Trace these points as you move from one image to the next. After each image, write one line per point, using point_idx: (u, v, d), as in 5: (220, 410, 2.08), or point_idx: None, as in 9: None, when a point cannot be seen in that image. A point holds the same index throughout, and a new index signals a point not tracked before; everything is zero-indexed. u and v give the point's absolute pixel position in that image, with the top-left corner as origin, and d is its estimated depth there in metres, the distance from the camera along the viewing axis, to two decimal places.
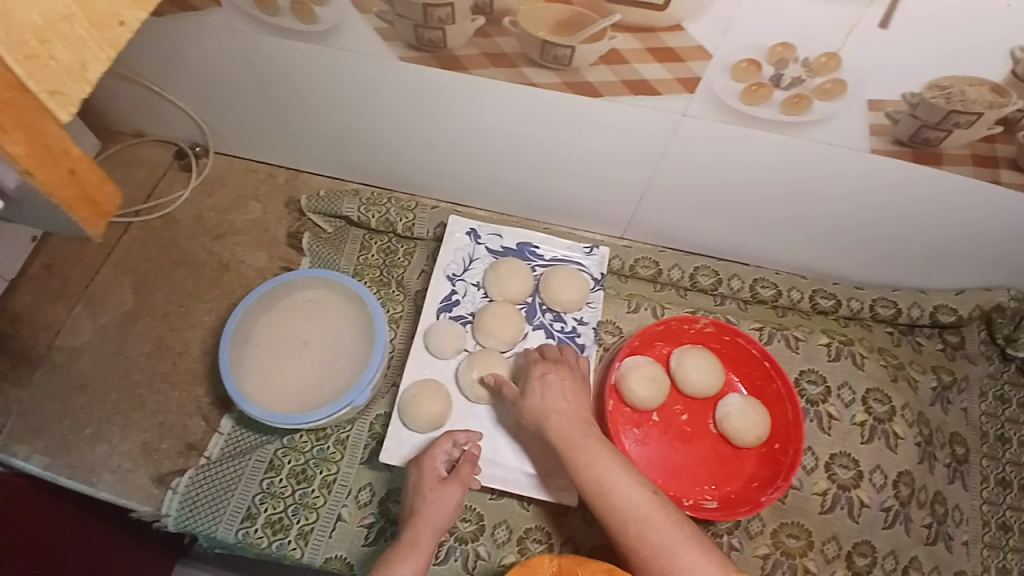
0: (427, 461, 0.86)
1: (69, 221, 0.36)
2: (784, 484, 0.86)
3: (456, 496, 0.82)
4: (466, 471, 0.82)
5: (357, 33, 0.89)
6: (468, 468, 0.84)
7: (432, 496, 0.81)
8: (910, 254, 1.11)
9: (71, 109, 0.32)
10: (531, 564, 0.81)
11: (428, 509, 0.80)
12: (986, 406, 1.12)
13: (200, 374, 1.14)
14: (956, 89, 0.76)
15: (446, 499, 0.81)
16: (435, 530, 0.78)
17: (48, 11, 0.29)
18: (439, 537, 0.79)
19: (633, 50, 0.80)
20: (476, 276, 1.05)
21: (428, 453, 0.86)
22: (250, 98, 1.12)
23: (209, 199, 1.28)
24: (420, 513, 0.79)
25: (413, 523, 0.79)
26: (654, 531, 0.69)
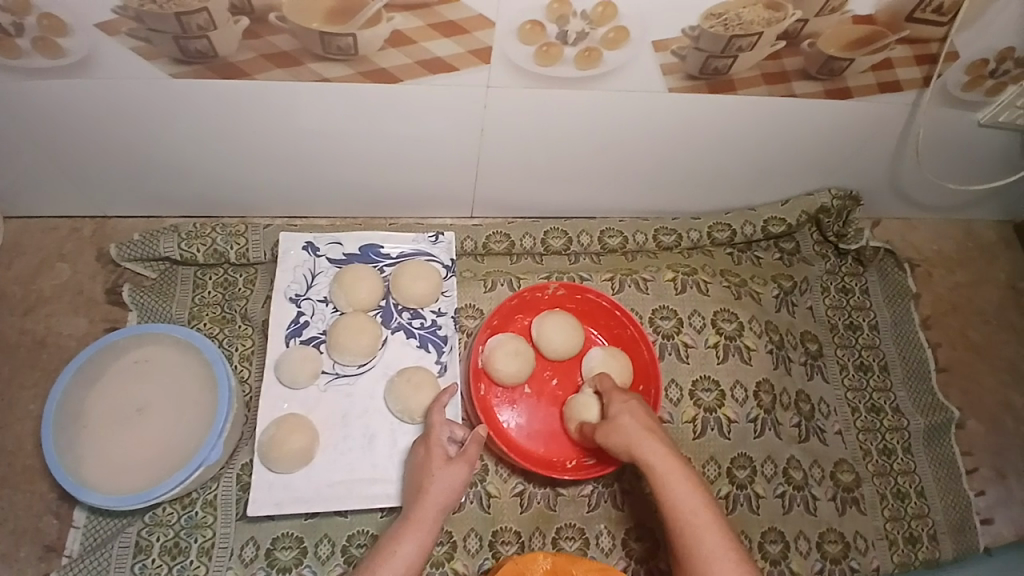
0: (433, 439, 0.84)
1: None
2: None
3: (461, 474, 0.81)
4: (468, 448, 0.81)
5: (115, 57, 0.80)
6: (474, 445, 0.82)
7: (437, 473, 0.80)
8: (741, 177, 1.15)
9: None
10: (524, 563, 0.83)
11: (433, 485, 0.80)
12: (831, 300, 1.21)
13: (38, 469, 1.01)
14: (731, 14, 0.79)
15: (450, 477, 0.80)
16: (438, 508, 0.78)
17: None
18: (443, 514, 0.78)
19: (416, 29, 0.77)
20: (322, 291, 0.99)
21: (432, 431, 0.85)
22: (19, 149, 0.98)
23: (9, 271, 1.12)
24: (424, 491, 0.79)
25: (420, 500, 0.80)
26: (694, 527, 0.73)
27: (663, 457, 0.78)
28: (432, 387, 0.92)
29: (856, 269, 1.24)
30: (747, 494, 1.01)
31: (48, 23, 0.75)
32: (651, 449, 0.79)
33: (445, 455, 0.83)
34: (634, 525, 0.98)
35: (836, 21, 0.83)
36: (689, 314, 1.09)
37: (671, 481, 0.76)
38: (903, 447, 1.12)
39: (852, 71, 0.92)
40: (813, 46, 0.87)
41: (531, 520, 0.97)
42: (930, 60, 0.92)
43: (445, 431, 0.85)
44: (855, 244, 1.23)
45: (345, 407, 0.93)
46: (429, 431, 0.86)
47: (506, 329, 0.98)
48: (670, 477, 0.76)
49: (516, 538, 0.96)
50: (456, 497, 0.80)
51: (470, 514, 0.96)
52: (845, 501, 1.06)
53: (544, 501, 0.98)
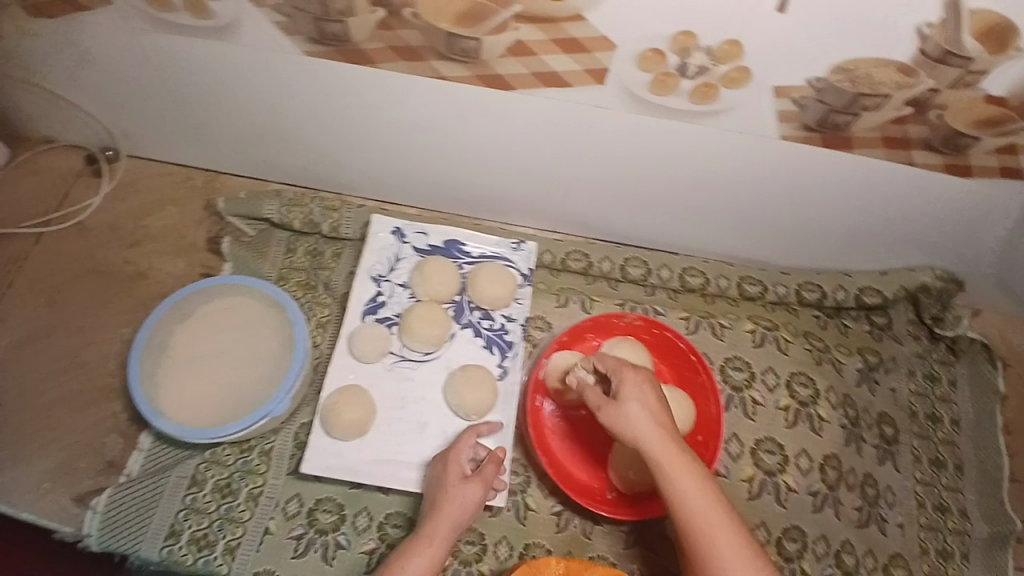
0: (452, 457, 0.86)
1: None
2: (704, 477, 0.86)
3: (476, 495, 0.81)
4: (486, 469, 0.82)
5: (258, 29, 0.85)
6: (490, 468, 0.83)
7: (453, 490, 0.81)
8: (838, 239, 1.11)
9: None
10: (537, 564, 0.82)
11: (447, 502, 0.80)
12: (916, 386, 1.13)
13: (116, 389, 1.09)
14: (862, 71, 0.76)
15: (465, 496, 0.80)
16: (449, 526, 0.79)
17: None
18: (454, 532, 0.79)
19: (539, 42, 0.78)
20: (402, 277, 1.03)
21: (453, 450, 0.86)
22: (159, 98, 1.07)
23: (124, 205, 1.23)
24: (438, 508, 0.80)
25: (433, 516, 0.80)
26: (718, 537, 0.73)
27: (672, 456, 0.76)
28: (491, 389, 0.93)
29: (947, 358, 1.15)
30: (792, 568, 0.96)
31: None
32: (657, 439, 0.77)
33: (463, 474, 0.84)
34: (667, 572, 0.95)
35: (969, 97, 0.78)
36: (763, 370, 1.06)
37: (683, 484, 0.75)
38: (964, 555, 1.02)
39: (978, 149, 0.86)
40: (940, 118, 0.82)
41: (564, 541, 0.95)
42: None
43: (464, 450, 0.86)
44: (951, 331, 1.15)
45: (404, 391, 0.95)
46: (448, 448, 0.87)
47: (574, 348, 0.97)
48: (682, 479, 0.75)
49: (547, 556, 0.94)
50: (469, 517, 0.81)
51: (504, 522, 0.95)
52: None
53: (580, 527, 0.96)
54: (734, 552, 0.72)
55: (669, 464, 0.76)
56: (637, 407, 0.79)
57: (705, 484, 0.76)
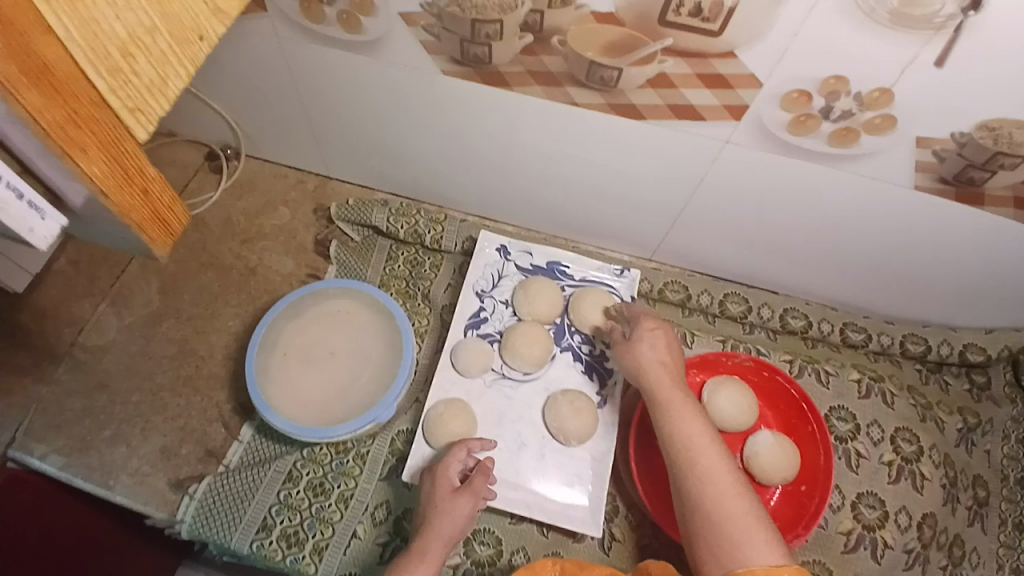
0: (442, 468, 0.84)
1: (138, 240, 0.37)
2: (806, 530, 0.84)
3: (466, 508, 0.79)
4: (474, 481, 0.80)
5: (403, 46, 0.89)
6: (479, 477, 0.82)
7: (441, 505, 0.79)
8: (951, 294, 1.07)
9: (149, 126, 0.34)
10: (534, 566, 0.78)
11: (437, 517, 0.78)
12: (1011, 450, 1.06)
13: (221, 379, 1.13)
14: (1005, 131, 0.74)
15: (455, 511, 0.78)
16: (442, 540, 0.76)
17: (133, 26, 0.32)
18: (448, 548, 0.76)
19: (683, 75, 0.79)
20: (505, 294, 1.04)
21: (441, 463, 0.84)
22: (288, 104, 1.12)
23: (239, 202, 1.28)
24: (428, 524, 0.78)
25: (424, 532, 0.78)
26: (702, 462, 0.68)
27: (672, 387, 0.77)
28: (592, 415, 0.92)
29: None
30: None
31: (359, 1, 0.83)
32: (658, 374, 0.79)
33: (452, 487, 0.82)
34: None
35: None
36: (868, 423, 1.01)
37: (674, 408, 0.75)
38: None
39: None
40: None
41: None
42: None
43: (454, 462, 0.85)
44: None
45: (502, 408, 0.95)
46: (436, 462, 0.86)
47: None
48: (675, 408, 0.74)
49: None
50: (462, 533, 0.79)
51: (587, 549, 0.96)
52: None
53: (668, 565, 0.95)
54: (716, 464, 0.68)
55: (665, 390, 0.77)
56: (654, 347, 0.83)
57: (702, 421, 0.73)
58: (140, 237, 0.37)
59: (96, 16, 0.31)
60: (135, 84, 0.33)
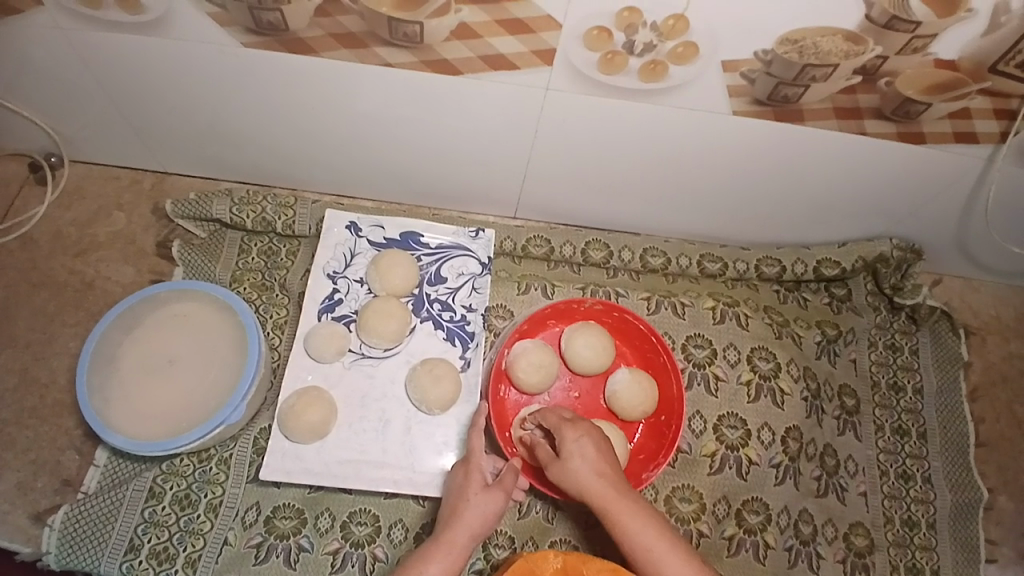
0: (473, 462, 0.83)
1: None
2: (664, 461, 0.87)
3: (497, 504, 0.79)
4: (508, 478, 0.79)
5: (191, 20, 0.82)
6: (510, 476, 0.80)
7: (472, 499, 0.79)
8: (796, 213, 1.11)
9: None
10: (532, 560, 0.76)
11: (466, 509, 0.78)
12: (877, 356, 1.15)
13: (67, 405, 1.05)
14: (808, 42, 0.75)
15: (485, 505, 0.78)
16: (468, 533, 0.76)
17: None
18: (473, 542, 0.77)
19: (483, 24, 0.76)
20: (359, 272, 1.00)
21: (474, 457, 0.84)
22: (96, 101, 1.03)
23: (69, 213, 1.18)
24: (457, 516, 0.78)
25: (450, 523, 0.78)
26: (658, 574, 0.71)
27: (617, 498, 0.75)
28: (454, 382, 0.91)
29: (908, 327, 1.17)
30: (755, 540, 0.97)
31: None
32: (603, 489, 0.75)
33: (483, 481, 0.82)
34: None
35: (916, 63, 0.78)
36: (725, 347, 1.05)
37: (629, 521, 0.74)
38: (926, 521, 1.05)
39: (928, 116, 0.87)
40: (890, 85, 0.82)
41: (526, 528, 0.95)
42: (1009, 115, 0.86)
43: (485, 459, 0.84)
44: (910, 299, 1.16)
45: (366, 388, 0.93)
46: (468, 454, 0.85)
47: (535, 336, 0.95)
48: (623, 532, 0.73)
49: (509, 543, 0.94)
50: (486, 529, 0.78)
51: None
52: (855, 565, 1.00)
53: (542, 512, 0.96)
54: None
55: (616, 507, 0.75)
56: (579, 458, 0.78)
57: (648, 518, 0.74)
58: None
59: None
60: None
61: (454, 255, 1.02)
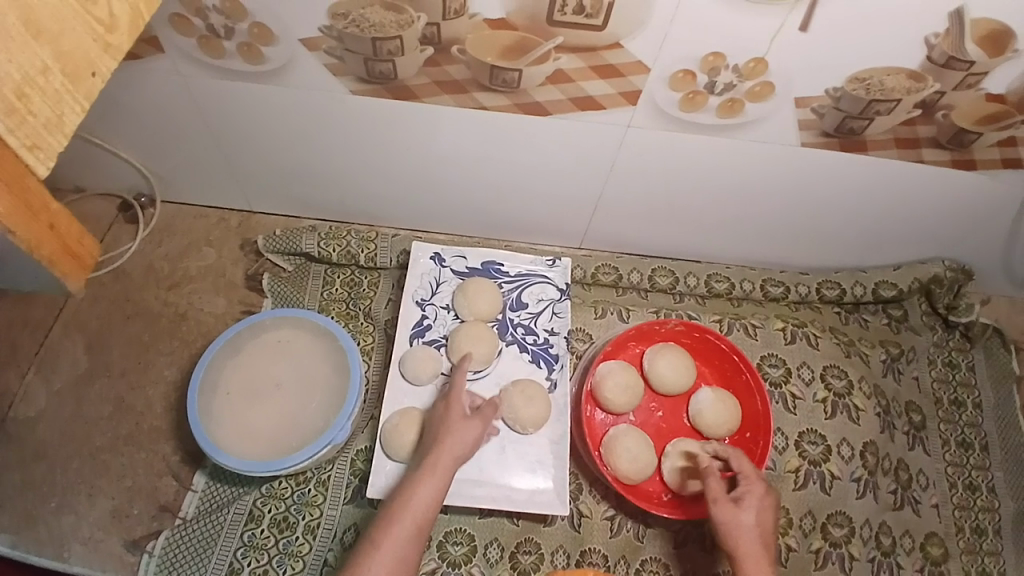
0: (453, 397, 0.90)
1: (56, 278, 0.43)
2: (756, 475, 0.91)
3: (476, 432, 0.86)
4: (487, 409, 0.87)
5: (306, 70, 0.91)
6: (490, 408, 0.88)
7: (455, 428, 0.85)
8: (852, 238, 1.18)
9: (48, 162, 0.39)
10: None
11: (448, 437, 0.84)
12: (938, 373, 1.19)
13: (163, 431, 1.10)
14: (875, 80, 0.82)
15: (467, 432, 0.85)
16: (453, 457, 0.82)
17: (80, 42, 0.40)
18: (456, 465, 0.82)
19: (578, 69, 0.85)
20: (445, 299, 1.06)
21: (455, 392, 0.91)
22: (200, 144, 1.12)
23: (159, 250, 1.25)
24: (440, 442, 0.84)
25: (436, 450, 0.83)
26: None
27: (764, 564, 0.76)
28: (544, 401, 0.96)
29: (963, 344, 1.22)
30: (840, 553, 0.99)
31: (257, 31, 0.86)
32: (753, 552, 0.77)
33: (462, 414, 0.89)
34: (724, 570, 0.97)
35: (972, 98, 0.85)
36: (798, 366, 1.10)
37: None
38: (994, 529, 1.08)
39: (980, 144, 0.94)
40: (946, 117, 0.90)
41: (617, 546, 0.98)
42: None
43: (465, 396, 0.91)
44: (965, 317, 1.21)
45: None
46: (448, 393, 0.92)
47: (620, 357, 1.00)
48: None
49: (603, 560, 0.97)
50: (467, 453, 0.84)
51: (560, 531, 0.99)
52: None
53: (632, 530, 0.99)
54: None
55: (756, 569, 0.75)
56: (752, 515, 0.80)
57: None
58: (58, 273, 0.43)
59: (61, 36, 0.38)
60: (88, 50, 0.40)
61: (533, 281, 1.08)
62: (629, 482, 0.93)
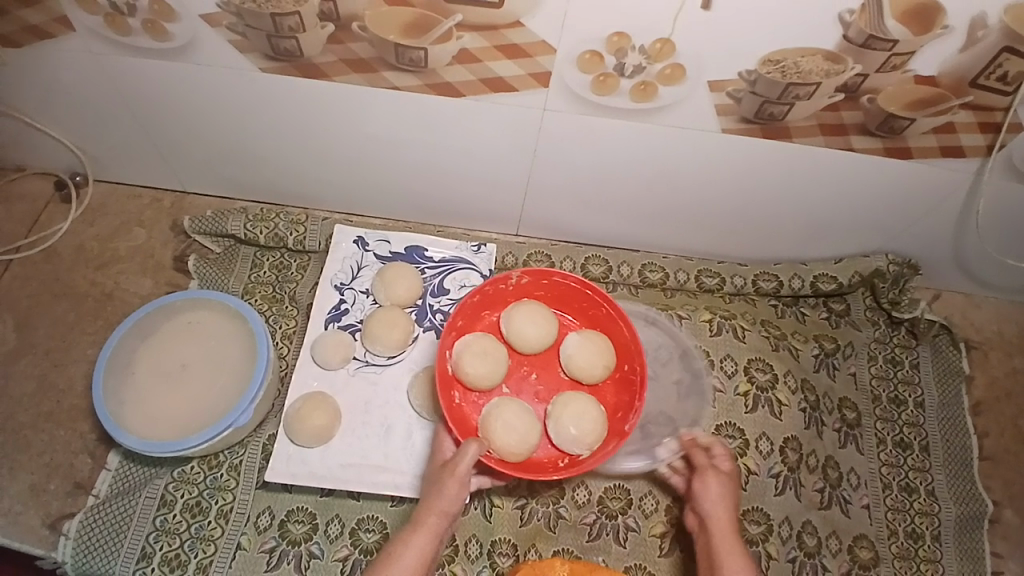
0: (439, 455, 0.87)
1: None
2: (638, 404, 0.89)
3: (454, 491, 0.81)
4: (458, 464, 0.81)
5: (212, 47, 0.89)
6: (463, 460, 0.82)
7: (436, 487, 0.82)
8: (790, 229, 1.15)
9: None
10: (543, 567, 0.86)
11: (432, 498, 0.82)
12: (877, 370, 1.17)
13: (84, 410, 1.10)
14: (789, 62, 0.79)
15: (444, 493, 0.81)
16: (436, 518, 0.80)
17: None
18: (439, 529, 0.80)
19: (483, 49, 0.82)
20: (365, 284, 1.04)
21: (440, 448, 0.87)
22: (122, 123, 1.09)
23: (92, 229, 1.24)
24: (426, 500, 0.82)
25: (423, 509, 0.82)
26: None
27: (734, 545, 0.80)
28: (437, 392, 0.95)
29: (908, 341, 1.19)
30: (757, 551, 0.98)
31: (158, 8, 0.84)
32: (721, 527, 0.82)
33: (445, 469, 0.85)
34: (636, 563, 0.98)
35: (897, 79, 0.82)
36: (721, 357, 1.08)
37: (730, 562, 0.79)
38: (931, 534, 1.06)
39: (911, 131, 0.90)
40: (873, 102, 0.86)
41: (527, 535, 0.98)
42: (994, 128, 0.90)
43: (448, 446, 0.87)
44: (909, 313, 1.19)
45: (369, 394, 0.97)
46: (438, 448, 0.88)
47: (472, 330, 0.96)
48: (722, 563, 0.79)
49: (513, 551, 0.97)
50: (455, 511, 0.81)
51: (473, 520, 0.98)
52: None
53: (544, 519, 0.99)
54: None
55: (723, 539, 0.81)
56: (718, 489, 0.85)
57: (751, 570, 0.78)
58: None
59: None
60: None
61: (456, 267, 1.06)
62: (517, 456, 0.90)
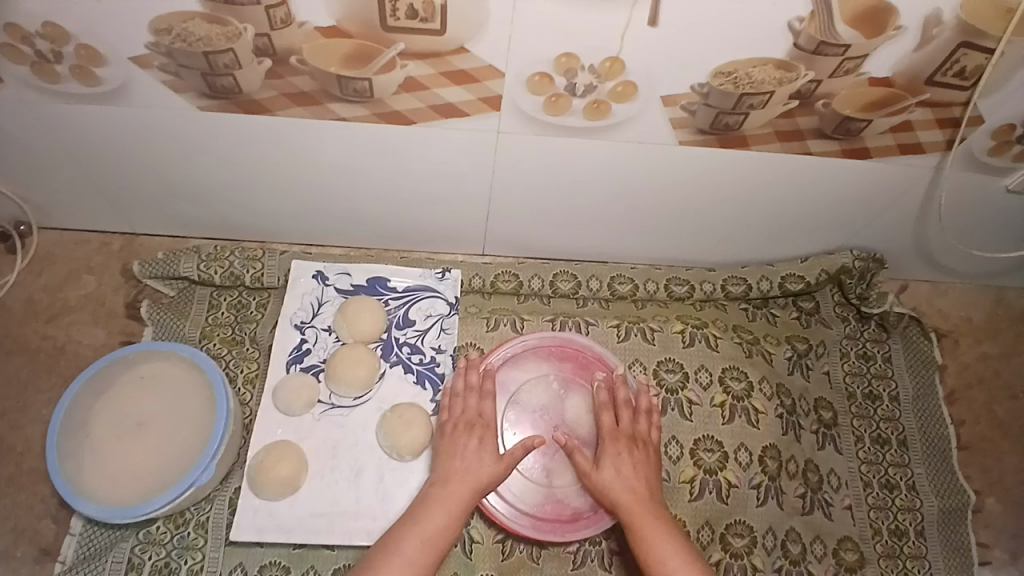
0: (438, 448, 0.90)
1: None
2: None
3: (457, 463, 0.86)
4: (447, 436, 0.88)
5: (147, 89, 0.85)
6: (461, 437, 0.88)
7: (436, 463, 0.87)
8: (757, 232, 1.14)
9: None
10: None
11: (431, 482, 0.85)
12: (850, 367, 1.17)
13: (42, 473, 1.04)
14: (741, 73, 0.78)
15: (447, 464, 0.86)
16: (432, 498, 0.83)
17: None
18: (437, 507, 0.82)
19: (429, 76, 0.79)
20: (326, 320, 1.01)
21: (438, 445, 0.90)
22: (62, 171, 1.04)
23: (40, 279, 1.18)
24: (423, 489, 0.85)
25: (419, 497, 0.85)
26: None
27: (651, 520, 0.83)
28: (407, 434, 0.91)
29: (879, 335, 1.20)
30: (742, 564, 0.97)
31: (85, 52, 0.80)
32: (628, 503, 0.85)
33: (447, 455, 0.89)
34: None
35: (850, 83, 0.82)
36: (696, 369, 1.07)
37: (655, 537, 0.82)
38: (915, 530, 1.06)
39: (868, 132, 0.90)
40: (827, 106, 0.85)
41: (510, 569, 0.96)
42: (952, 122, 0.90)
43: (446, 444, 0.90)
44: (877, 308, 1.19)
45: (336, 438, 0.94)
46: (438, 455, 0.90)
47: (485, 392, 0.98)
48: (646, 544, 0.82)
49: None
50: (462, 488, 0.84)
51: (454, 560, 0.95)
52: None
53: (526, 551, 0.97)
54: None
55: (646, 520, 0.83)
56: (609, 470, 0.87)
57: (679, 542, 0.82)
58: None
59: None
60: None
61: (421, 297, 1.04)
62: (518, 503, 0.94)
